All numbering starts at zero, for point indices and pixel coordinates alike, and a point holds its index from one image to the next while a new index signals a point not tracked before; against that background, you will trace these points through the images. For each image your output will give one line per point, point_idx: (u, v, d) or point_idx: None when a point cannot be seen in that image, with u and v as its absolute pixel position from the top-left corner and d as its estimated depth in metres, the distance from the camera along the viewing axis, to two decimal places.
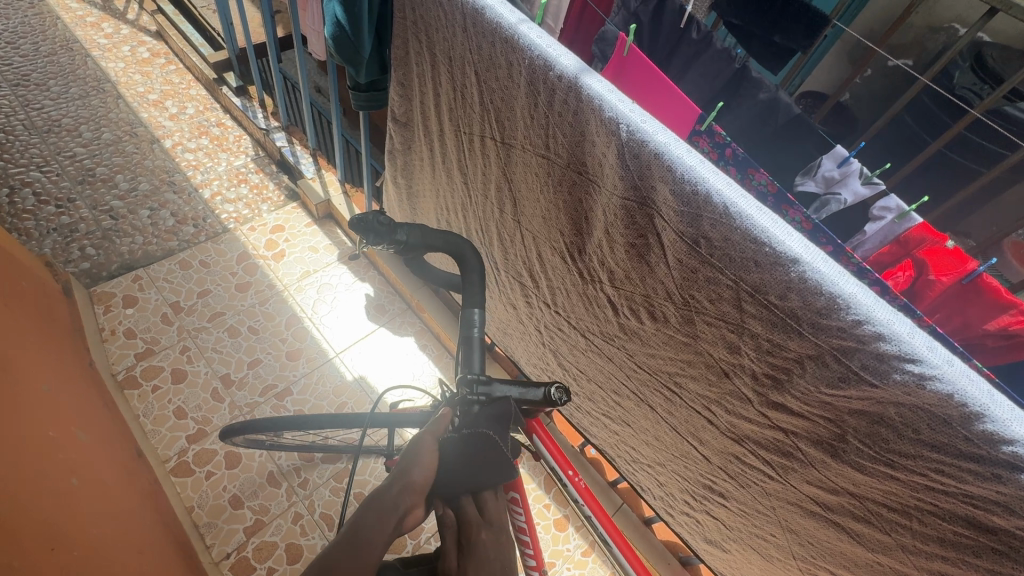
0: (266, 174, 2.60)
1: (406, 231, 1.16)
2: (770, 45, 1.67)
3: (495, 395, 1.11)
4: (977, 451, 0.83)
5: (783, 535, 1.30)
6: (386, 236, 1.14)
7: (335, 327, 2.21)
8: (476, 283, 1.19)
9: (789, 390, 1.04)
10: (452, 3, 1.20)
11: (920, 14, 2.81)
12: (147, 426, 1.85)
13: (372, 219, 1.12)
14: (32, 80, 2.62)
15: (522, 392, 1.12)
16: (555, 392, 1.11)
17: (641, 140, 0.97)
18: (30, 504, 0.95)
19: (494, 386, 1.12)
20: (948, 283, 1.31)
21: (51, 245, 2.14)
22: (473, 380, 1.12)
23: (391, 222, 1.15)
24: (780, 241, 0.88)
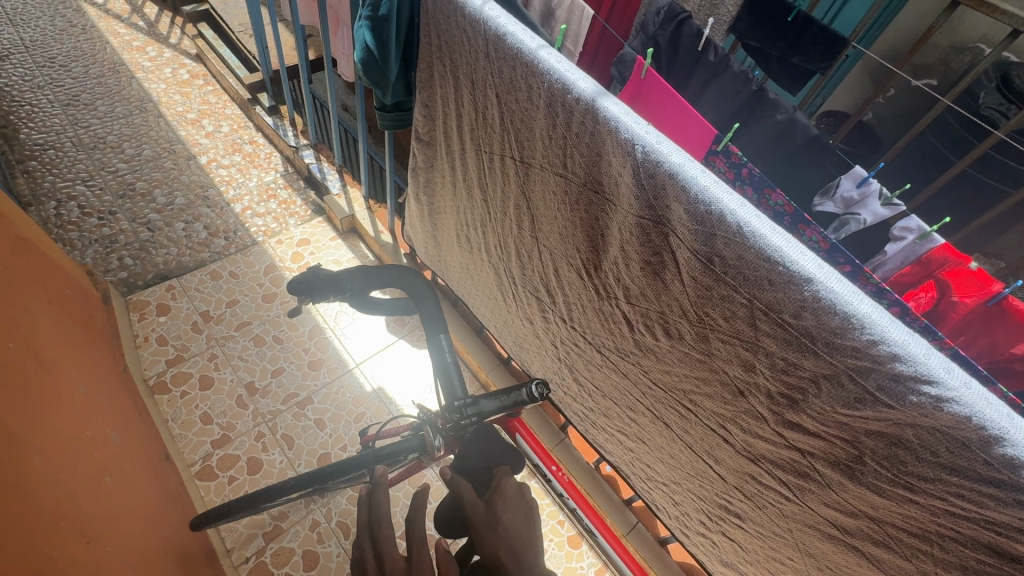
0: (294, 189, 2.70)
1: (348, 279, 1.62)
2: (788, 66, 1.69)
3: (481, 411, 1.39)
4: (998, 476, 0.82)
5: (802, 558, 1.28)
6: (332, 282, 1.58)
7: (355, 338, 2.26)
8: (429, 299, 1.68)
9: (805, 410, 1.04)
10: (476, 29, 1.25)
11: (945, 34, 2.80)
12: (175, 430, 1.92)
13: (313, 273, 1.56)
14: (81, 100, 2.79)
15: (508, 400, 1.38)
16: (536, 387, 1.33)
17: (657, 161, 1.00)
18: (71, 500, 1.00)
19: (480, 405, 1.39)
20: (974, 305, 1.29)
21: (92, 256, 2.26)
22: (459, 405, 1.40)
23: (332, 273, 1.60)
24: (793, 261, 0.89)
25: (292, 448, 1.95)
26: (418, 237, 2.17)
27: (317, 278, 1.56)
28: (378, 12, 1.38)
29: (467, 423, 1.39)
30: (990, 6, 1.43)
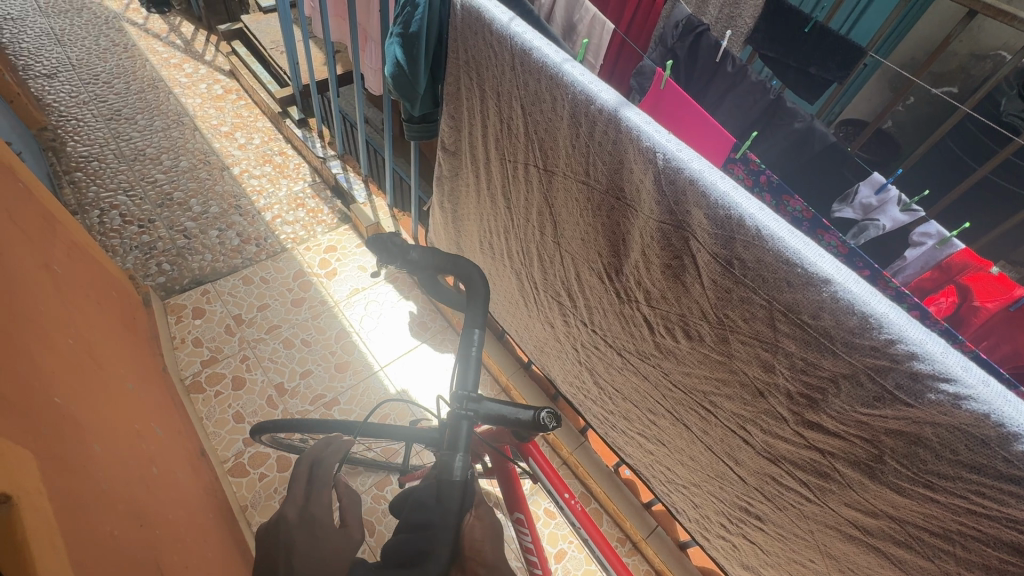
0: (322, 199, 2.80)
1: (419, 252, 1.20)
2: (806, 76, 1.73)
3: (483, 411, 1.12)
4: (1017, 473, 0.83)
5: (823, 560, 1.29)
6: (398, 255, 1.17)
7: (380, 342, 2.33)
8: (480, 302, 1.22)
9: (824, 410, 1.06)
10: (503, 44, 1.32)
11: (964, 42, 2.81)
12: (209, 428, 2.00)
13: (387, 238, 1.16)
14: (123, 114, 2.94)
15: (514, 414, 1.11)
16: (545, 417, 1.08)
17: (677, 168, 1.04)
18: (125, 485, 1.07)
19: (483, 403, 1.13)
20: (996, 309, 1.30)
21: (133, 261, 2.37)
22: (463, 397, 1.14)
23: (405, 242, 1.19)
24: (812, 262, 0.92)
25: None
26: (441, 243, 2.23)
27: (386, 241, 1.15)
28: (408, 30, 1.46)
29: (462, 417, 1.11)
30: (1008, 15, 1.46)
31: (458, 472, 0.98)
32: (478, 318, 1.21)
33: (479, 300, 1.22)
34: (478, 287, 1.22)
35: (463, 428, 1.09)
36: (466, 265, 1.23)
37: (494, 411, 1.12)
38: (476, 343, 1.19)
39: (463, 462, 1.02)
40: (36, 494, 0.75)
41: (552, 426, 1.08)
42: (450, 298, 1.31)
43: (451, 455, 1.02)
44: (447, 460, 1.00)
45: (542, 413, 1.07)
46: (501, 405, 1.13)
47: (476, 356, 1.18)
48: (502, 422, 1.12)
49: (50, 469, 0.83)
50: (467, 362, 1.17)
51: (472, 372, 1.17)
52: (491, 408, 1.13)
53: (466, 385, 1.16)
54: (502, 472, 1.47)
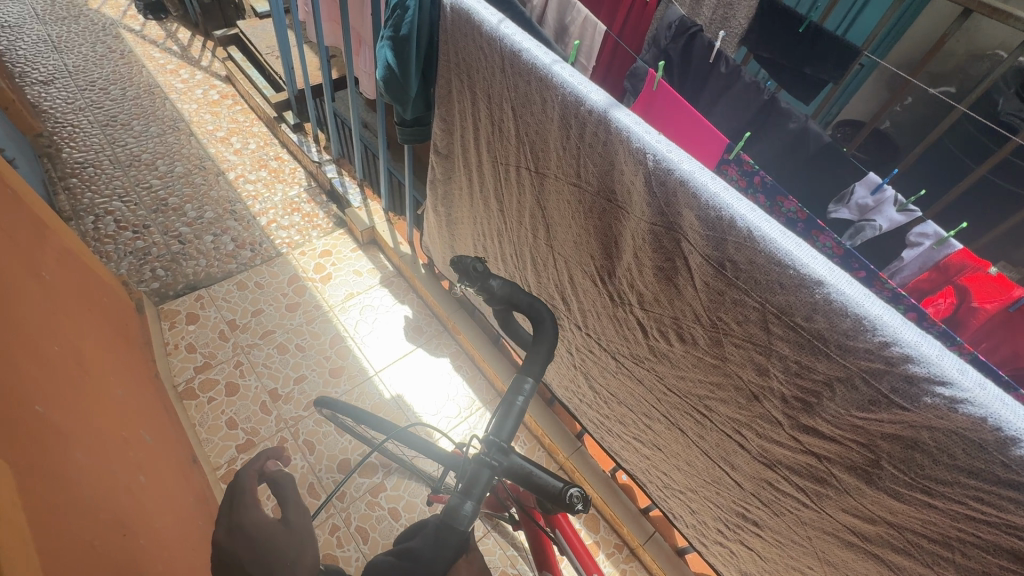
0: (317, 204, 2.79)
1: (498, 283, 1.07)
2: (800, 77, 1.72)
3: (510, 469, 0.95)
4: (1015, 478, 0.81)
5: (821, 567, 1.27)
6: (476, 280, 1.05)
7: (375, 347, 2.32)
8: (543, 354, 1.02)
9: (819, 414, 1.04)
10: (492, 46, 1.31)
11: (961, 42, 2.80)
12: (202, 434, 1.98)
13: (468, 263, 1.06)
14: (118, 120, 2.94)
15: (541, 481, 0.92)
16: (574, 497, 0.88)
17: (668, 169, 1.03)
18: (108, 493, 1.05)
19: (512, 458, 0.96)
20: (993, 311, 1.30)
21: (127, 267, 2.36)
22: (494, 444, 0.96)
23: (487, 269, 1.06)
24: (804, 264, 0.91)
25: (313, 453, 1.99)
26: (436, 246, 2.22)
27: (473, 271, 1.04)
28: (399, 33, 1.44)
29: (487, 465, 0.94)
30: (1003, 13, 1.44)
31: (466, 519, 0.83)
32: (535, 366, 1.01)
33: (542, 352, 1.02)
34: (541, 337, 1.03)
35: (482, 478, 0.92)
36: (530, 306, 1.06)
37: (520, 469, 0.94)
38: (525, 392, 1.00)
39: (474, 507, 0.86)
40: (11, 505, 0.73)
41: (577, 509, 0.88)
42: (517, 335, 1.15)
43: (462, 497, 0.87)
44: (455, 504, 0.85)
45: (568, 491, 0.88)
46: (529, 464, 0.95)
47: (519, 405, 0.98)
48: (526, 485, 0.94)
49: (28, 480, 0.82)
50: (507, 409, 0.99)
51: (510, 420, 0.98)
52: (520, 465, 0.95)
53: (502, 431, 0.97)
54: (528, 532, 1.47)
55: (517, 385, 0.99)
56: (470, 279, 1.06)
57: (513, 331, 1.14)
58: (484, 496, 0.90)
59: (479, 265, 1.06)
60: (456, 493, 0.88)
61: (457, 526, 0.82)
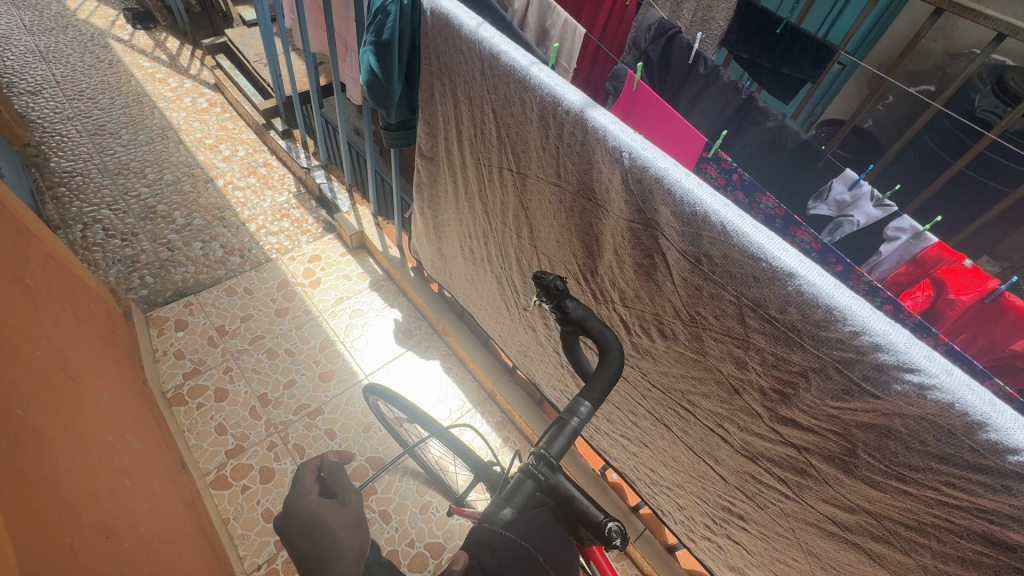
0: (306, 209, 2.80)
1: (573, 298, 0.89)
2: (779, 76, 1.75)
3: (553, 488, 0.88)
4: (984, 462, 0.83)
5: (806, 559, 1.28)
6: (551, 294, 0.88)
7: (366, 350, 2.32)
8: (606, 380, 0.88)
9: (797, 405, 1.05)
10: (472, 50, 1.33)
11: (939, 41, 2.91)
12: (191, 440, 1.97)
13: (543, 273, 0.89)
14: (107, 129, 2.95)
15: (581, 506, 0.86)
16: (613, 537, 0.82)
17: (644, 167, 1.04)
18: (91, 496, 1.05)
19: (556, 480, 0.88)
20: (970, 302, 1.28)
21: (115, 274, 2.36)
22: (541, 460, 0.87)
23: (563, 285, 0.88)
24: (776, 257, 0.92)
25: (303, 457, 1.99)
26: (424, 249, 2.23)
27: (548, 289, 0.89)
28: (381, 37, 1.47)
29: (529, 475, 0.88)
30: (975, 11, 1.46)
31: (501, 525, 0.84)
32: (594, 392, 0.87)
33: (602, 382, 0.87)
34: (603, 366, 0.88)
35: (525, 487, 0.88)
36: (594, 328, 0.90)
37: (563, 490, 0.88)
38: (579, 415, 0.87)
39: (512, 514, 0.85)
40: None
41: (615, 544, 0.82)
42: (579, 356, 0.97)
43: (501, 501, 0.86)
44: (492, 509, 0.85)
45: (607, 525, 0.82)
46: (574, 486, 0.88)
47: (572, 427, 0.87)
48: (565, 504, 0.88)
49: (8, 483, 0.82)
50: (558, 426, 0.88)
51: (561, 440, 0.87)
52: (564, 487, 0.88)
53: (554, 448, 0.87)
54: None
55: (570, 407, 0.86)
56: (547, 297, 0.90)
57: (575, 351, 0.97)
58: (525, 505, 0.87)
59: (560, 283, 0.89)
60: (496, 496, 0.87)
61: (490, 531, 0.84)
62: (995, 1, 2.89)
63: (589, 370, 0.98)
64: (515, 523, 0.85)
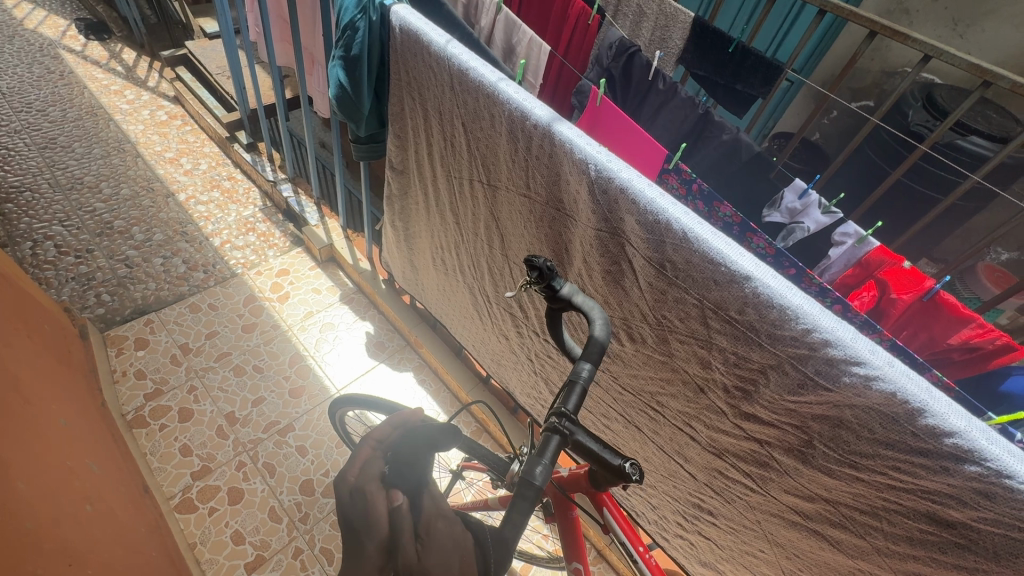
0: (273, 223, 2.77)
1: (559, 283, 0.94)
2: (733, 92, 1.84)
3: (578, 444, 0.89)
4: (924, 446, 0.90)
5: (772, 549, 1.34)
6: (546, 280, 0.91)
7: (337, 364, 2.30)
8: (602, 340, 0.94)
9: (757, 401, 1.12)
10: (442, 66, 1.37)
11: (875, 61, 3.23)
12: (154, 463, 1.90)
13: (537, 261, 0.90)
14: (58, 143, 2.84)
15: (599, 453, 0.86)
16: (632, 467, 0.85)
17: (609, 178, 1.10)
18: (51, 522, 1.02)
19: (578, 432, 0.89)
20: (911, 300, 1.37)
21: (69, 293, 2.26)
22: (558, 416, 0.89)
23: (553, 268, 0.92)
24: (733, 261, 0.98)
25: (273, 476, 1.95)
26: (395, 262, 2.23)
27: (541, 275, 0.89)
28: (350, 52, 1.47)
29: (552, 434, 0.88)
30: (903, 34, 1.57)
31: (539, 482, 0.82)
32: (593, 353, 0.94)
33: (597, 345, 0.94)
34: (595, 331, 0.94)
35: (552, 443, 0.87)
36: (584, 304, 0.96)
37: (585, 444, 0.87)
38: (582, 375, 0.93)
39: (546, 470, 0.84)
40: None
41: (636, 481, 0.87)
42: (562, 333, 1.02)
43: (534, 459, 0.84)
44: (526, 466, 0.83)
45: (627, 465, 0.84)
46: (595, 439, 0.88)
47: (581, 385, 0.92)
48: (586, 457, 0.89)
49: None
50: (569, 385, 0.93)
51: (575, 397, 0.92)
52: (584, 440, 0.88)
53: (569, 404, 0.91)
54: (561, 518, 1.28)
55: (575, 369, 0.93)
56: (538, 278, 0.90)
57: (559, 328, 1.02)
58: (555, 461, 0.86)
59: (550, 264, 0.90)
60: (528, 455, 0.85)
61: (532, 487, 0.82)
62: (923, 22, 3.15)
63: (572, 346, 1.04)
64: (550, 478, 0.84)
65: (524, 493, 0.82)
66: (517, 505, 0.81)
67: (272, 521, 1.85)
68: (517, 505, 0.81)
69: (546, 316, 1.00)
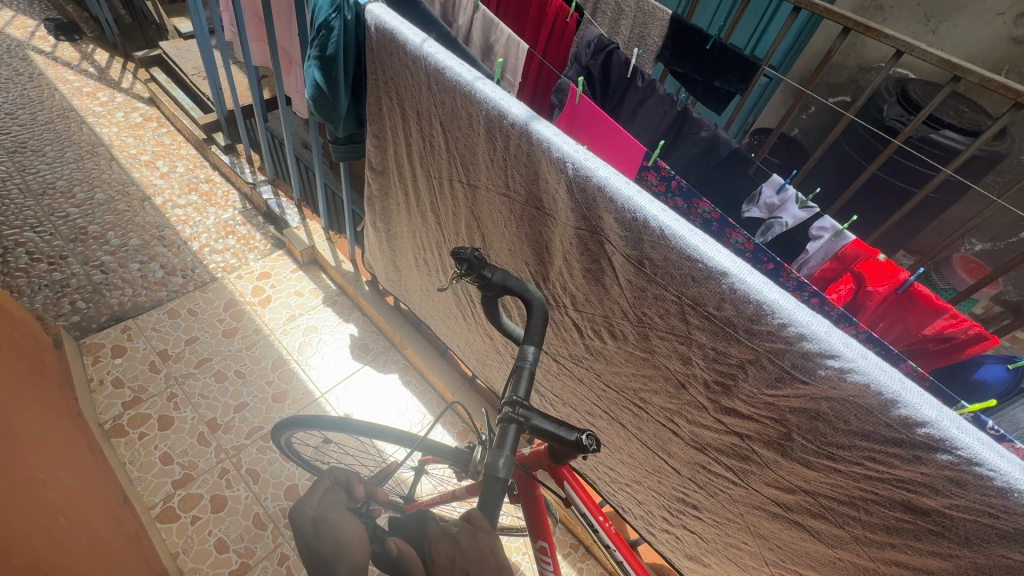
0: (253, 225, 2.73)
1: (489, 270, 0.98)
2: (712, 89, 1.85)
3: (536, 425, 0.91)
4: (898, 436, 0.91)
5: (754, 541, 1.35)
6: (474, 270, 0.96)
7: (321, 368, 2.27)
8: (538, 320, 0.99)
9: (737, 395, 1.13)
10: (418, 66, 1.36)
11: (852, 56, 3.28)
12: (133, 473, 1.86)
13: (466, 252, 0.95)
14: (28, 146, 2.77)
15: (556, 432, 0.90)
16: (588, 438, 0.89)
17: (587, 176, 1.10)
18: (23, 537, 0.99)
19: (533, 415, 0.92)
20: (887, 293, 1.38)
21: (42, 301, 2.21)
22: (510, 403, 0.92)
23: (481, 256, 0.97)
24: (709, 257, 0.99)
25: (256, 482, 1.92)
26: (377, 263, 2.22)
27: (468, 265, 0.95)
28: (325, 52, 1.45)
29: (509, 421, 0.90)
30: (876, 30, 1.59)
31: (504, 474, 0.83)
32: (534, 335, 0.97)
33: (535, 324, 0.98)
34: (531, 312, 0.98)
35: (510, 432, 0.89)
36: (517, 286, 1.00)
37: (542, 427, 0.91)
38: (528, 358, 0.97)
39: (510, 461, 0.85)
40: None
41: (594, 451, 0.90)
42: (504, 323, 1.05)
43: (496, 452, 0.85)
44: (490, 461, 0.83)
45: (582, 437, 0.88)
46: (549, 420, 0.92)
47: (529, 369, 0.95)
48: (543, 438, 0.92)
49: None
50: (517, 371, 0.95)
51: (524, 382, 0.94)
52: (541, 423, 0.91)
53: (521, 390, 0.93)
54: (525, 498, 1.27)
55: (521, 353, 0.95)
56: (467, 269, 0.96)
57: (499, 317, 1.05)
58: (516, 450, 0.88)
59: (475, 254, 0.95)
60: (489, 449, 0.86)
61: (498, 480, 0.83)
62: (897, 18, 3.21)
63: (517, 333, 1.07)
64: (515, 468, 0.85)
65: (492, 488, 0.82)
66: (490, 500, 0.81)
67: (257, 527, 1.83)
68: (487, 501, 0.81)
69: (483, 303, 1.03)
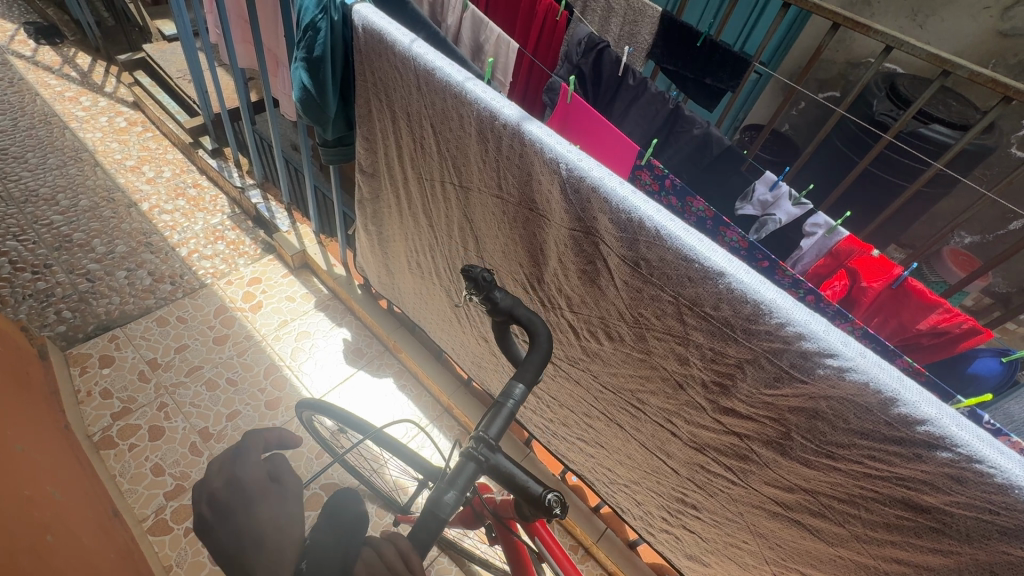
0: (242, 230, 2.69)
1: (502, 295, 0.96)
2: (703, 87, 1.84)
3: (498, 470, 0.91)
4: (898, 434, 0.91)
5: (754, 540, 1.35)
6: (483, 291, 0.94)
7: (315, 374, 2.24)
8: (537, 361, 0.95)
9: (735, 395, 1.12)
10: (407, 68, 1.34)
11: (840, 52, 3.29)
12: (124, 485, 1.83)
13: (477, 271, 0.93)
14: (10, 153, 2.71)
15: (522, 482, 0.88)
16: (553, 499, 0.84)
17: (580, 177, 1.08)
18: (8, 559, 0.96)
19: (496, 457, 0.92)
20: (880, 289, 1.39)
21: (27, 311, 2.16)
22: (480, 440, 0.93)
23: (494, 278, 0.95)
24: (706, 257, 0.98)
25: None
26: (369, 266, 2.19)
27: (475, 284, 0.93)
28: (312, 54, 1.43)
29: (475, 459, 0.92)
30: (865, 26, 1.59)
31: (446, 509, 0.85)
32: (526, 372, 0.94)
33: (534, 363, 0.94)
34: (534, 351, 0.95)
35: (467, 470, 0.91)
36: (525, 316, 0.97)
37: (502, 469, 0.91)
38: (513, 396, 0.94)
39: (455, 499, 0.87)
40: None
41: (556, 514, 0.85)
42: (511, 347, 1.03)
43: (445, 486, 0.88)
44: (435, 494, 0.86)
45: (548, 496, 0.84)
46: (515, 467, 0.91)
47: (508, 408, 0.94)
48: (506, 486, 0.90)
49: None
50: (496, 409, 0.95)
51: (499, 421, 0.94)
52: (502, 465, 0.91)
53: (491, 430, 0.93)
54: (505, 544, 1.35)
55: (505, 389, 0.93)
56: (476, 289, 0.94)
57: (508, 339, 1.03)
58: (467, 490, 0.89)
59: (487, 274, 0.94)
60: (439, 482, 0.89)
61: (436, 518, 0.83)
62: (884, 13, 3.22)
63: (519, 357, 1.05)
64: (458, 508, 0.86)
65: (429, 522, 0.82)
66: (423, 531, 0.81)
67: None
68: (422, 529, 0.82)
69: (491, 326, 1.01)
